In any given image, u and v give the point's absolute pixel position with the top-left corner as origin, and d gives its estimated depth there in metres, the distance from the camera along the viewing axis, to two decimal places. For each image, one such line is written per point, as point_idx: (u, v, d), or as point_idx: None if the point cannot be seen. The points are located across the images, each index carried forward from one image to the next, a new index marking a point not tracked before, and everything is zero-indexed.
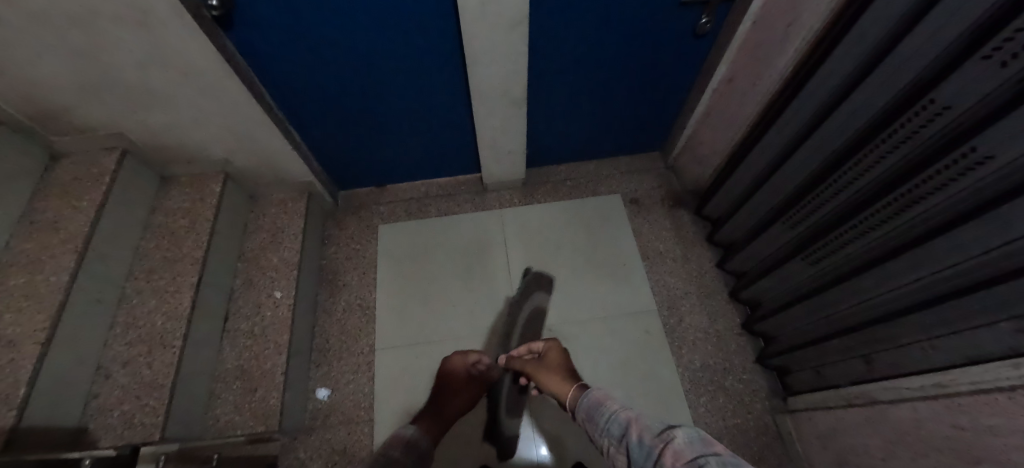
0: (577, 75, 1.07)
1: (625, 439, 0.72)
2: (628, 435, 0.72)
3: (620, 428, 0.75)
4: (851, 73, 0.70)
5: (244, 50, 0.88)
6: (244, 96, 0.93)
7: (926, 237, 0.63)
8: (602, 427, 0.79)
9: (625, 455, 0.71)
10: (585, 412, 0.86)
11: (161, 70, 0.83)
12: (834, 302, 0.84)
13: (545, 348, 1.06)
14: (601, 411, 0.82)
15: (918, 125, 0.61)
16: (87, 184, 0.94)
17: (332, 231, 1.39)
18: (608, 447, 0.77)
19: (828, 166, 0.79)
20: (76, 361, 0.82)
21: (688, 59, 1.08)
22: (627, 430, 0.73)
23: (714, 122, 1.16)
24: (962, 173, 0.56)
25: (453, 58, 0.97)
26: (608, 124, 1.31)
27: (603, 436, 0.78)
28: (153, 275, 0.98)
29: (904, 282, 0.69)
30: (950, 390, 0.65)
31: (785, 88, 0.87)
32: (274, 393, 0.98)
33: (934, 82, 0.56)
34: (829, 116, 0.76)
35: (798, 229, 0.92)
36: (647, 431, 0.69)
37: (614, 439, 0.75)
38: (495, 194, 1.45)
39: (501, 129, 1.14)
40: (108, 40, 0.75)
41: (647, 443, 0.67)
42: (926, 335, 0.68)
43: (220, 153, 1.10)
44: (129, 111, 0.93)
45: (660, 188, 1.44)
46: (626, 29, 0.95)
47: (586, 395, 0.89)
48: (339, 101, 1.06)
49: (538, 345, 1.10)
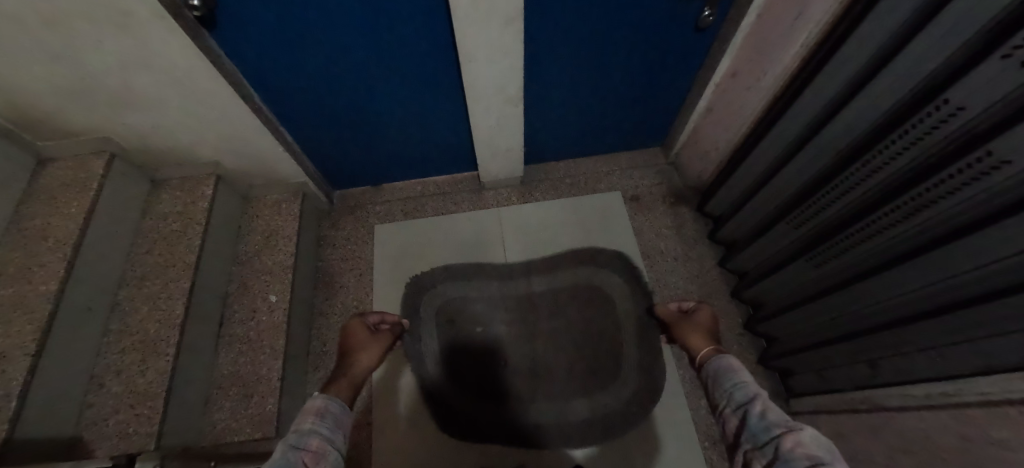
0: (574, 71, 1.04)
1: (744, 407, 0.53)
2: (750, 405, 0.52)
3: (745, 396, 0.54)
4: (862, 69, 0.67)
5: (230, 50, 0.85)
6: (231, 97, 0.90)
7: (938, 243, 0.60)
8: (722, 386, 0.58)
9: (737, 424, 0.52)
10: (711, 373, 0.63)
11: (144, 71, 0.81)
12: (839, 306, 0.82)
13: (701, 307, 0.90)
14: (733, 376, 0.59)
15: (930, 127, 0.58)
16: (75, 189, 0.93)
17: (327, 231, 1.37)
18: (719, 411, 0.57)
19: (836, 166, 0.77)
20: (68, 370, 0.81)
21: (691, 53, 1.04)
22: (753, 402, 0.52)
23: (717, 118, 1.13)
24: (976, 177, 0.53)
25: (446, 55, 0.93)
26: (607, 120, 1.27)
27: (720, 397, 0.58)
28: (145, 281, 0.97)
29: (913, 289, 0.67)
30: (958, 400, 0.63)
31: (792, 84, 0.83)
32: (271, 399, 0.98)
33: (949, 82, 0.53)
34: (837, 114, 0.72)
35: (803, 230, 0.90)
36: (777, 413, 0.48)
37: (732, 406, 0.55)
38: (493, 192, 1.43)
39: (498, 127, 1.11)
40: (87, 41, 0.72)
41: (771, 420, 0.47)
42: (935, 343, 0.66)
43: (210, 155, 1.08)
44: (114, 114, 0.90)
45: (661, 185, 1.41)
46: (627, 23, 0.91)
47: (720, 356, 0.65)
48: (331, 101, 1.03)
49: (692, 302, 0.93)
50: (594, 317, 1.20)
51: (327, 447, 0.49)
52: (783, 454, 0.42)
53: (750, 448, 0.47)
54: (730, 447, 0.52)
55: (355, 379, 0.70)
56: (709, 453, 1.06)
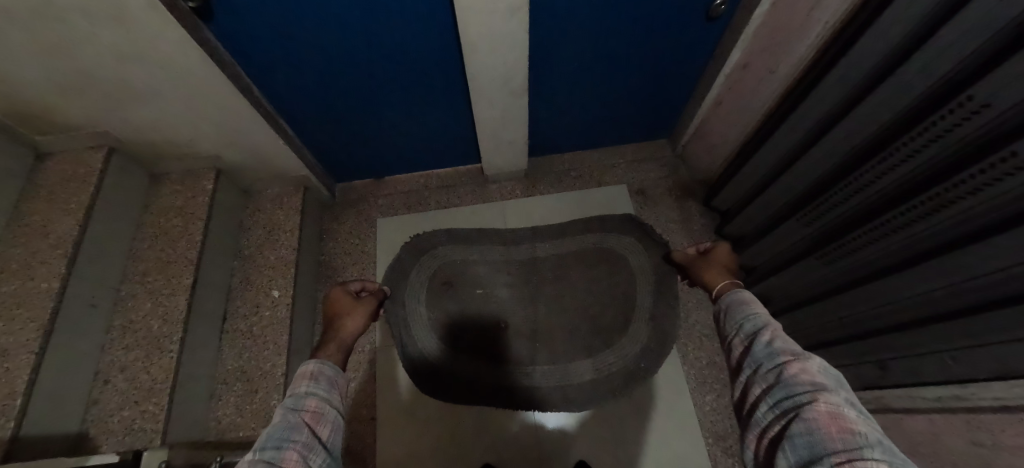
0: (581, 62, 1.01)
1: (754, 338, 0.57)
2: (760, 335, 0.56)
3: (755, 327, 0.58)
4: (883, 62, 0.64)
5: (227, 41, 0.82)
6: (229, 90, 0.88)
7: (956, 245, 0.59)
8: (735, 319, 0.62)
9: (744, 352, 0.57)
10: (725, 305, 0.67)
11: (139, 65, 0.79)
12: (850, 305, 0.80)
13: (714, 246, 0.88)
14: (744, 309, 0.63)
15: (953, 124, 0.55)
16: (75, 185, 0.92)
17: (329, 225, 1.36)
18: (729, 342, 0.62)
19: (851, 162, 0.74)
20: (72, 368, 0.81)
21: (701, 44, 1.00)
22: (763, 332, 0.56)
23: (726, 110, 1.10)
24: (997, 179, 0.51)
25: (449, 46, 0.90)
26: (613, 112, 1.24)
27: (731, 329, 0.62)
28: (147, 277, 0.97)
29: (927, 290, 0.65)
30: (971, 404, 0.62)
31: (808, 76, 0.80)
32: (276, 395, 0.98)
33: (976, 77, 0.50)
34: (854, 109, 0.70)
35: (814, 227, 0.88)
36: (784, 341, 0.53)
37: (741, 336, 0.59)
38: (497, 186, 1.41)
39: (502, 119, 1.09)
40: (81, 34, 0.70)
41: (778, 347, 0.52)
42: (948, 347, 0.65)
43: (210, 148, 1.06)
44: (111, 108, 0.88)
45: (667, 178, 1.39)
46: (636, 13, 0.88)
47: (734, 291, 0.68)
48: (331, 93, 1.01)
49: (708, 243, 0.90)
50: (598, 289, 1.22)
51: (326, 407, 0.52)
52: (787, 379, 0.47)
53: (753, 371, 0.53)
54: (734, 367, 0.58)
55: (345, 343, 0.71)
56: (714, 450, 1.06)
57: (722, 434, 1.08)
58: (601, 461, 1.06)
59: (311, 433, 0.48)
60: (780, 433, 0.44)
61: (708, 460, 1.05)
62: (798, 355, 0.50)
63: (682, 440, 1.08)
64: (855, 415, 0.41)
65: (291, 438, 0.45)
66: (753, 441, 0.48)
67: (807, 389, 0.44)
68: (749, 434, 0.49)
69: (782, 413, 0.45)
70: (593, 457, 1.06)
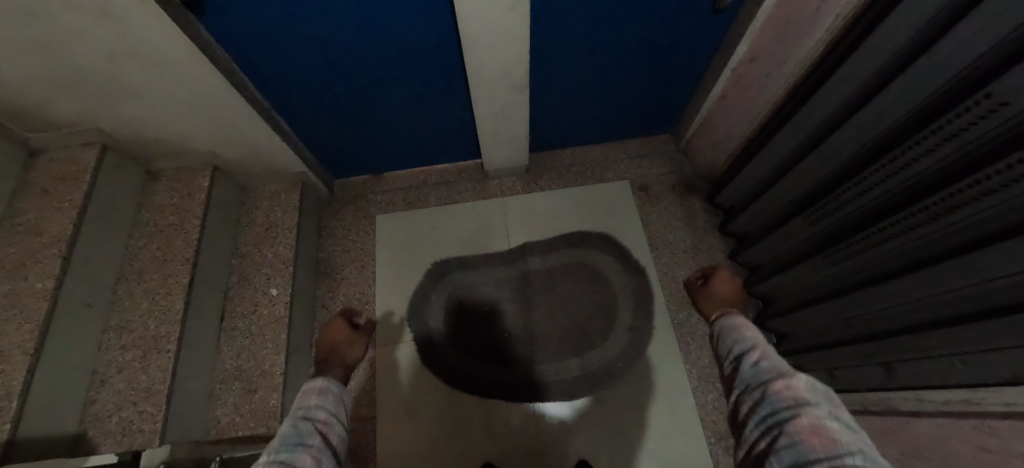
0: (583, 56, 0.99)
1: (745, 359, 0.61)
2: (750, 356, 0.61)
3: (746, 349, 0.62)
4: (896, 58, 0.62)
5: (220, 35, 0.80)
6: (223, 86, 0.86)
7: (966, 248, 0.57)
8: (729, 343, 0.67)
9: (737, 371, 0.61)
10: (720, 329, 0.72)
11: (130, 60, 0.77)
12: (856, 306, 0.79)
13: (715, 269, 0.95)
14: (737, 333, 0.68)
15: (967, 123, 0.53)
16: (68, 183, 0.90)
17: (328, 222, 1.35)
18: (724, 364, 0.66)
19: (860, 160, 0.72)
20: (69, 368, 0.80)
21: (707, 37, 0.98)
22: (752, 354, 0.60)
23: (731, 105, 1.07)
24: (1008, 182, 0.50)
25: (447, 40, 0.88)
26: (615, 107, 1.22)
27: (727, 352, 0.67)
28: (144, 276, 0.96)
29: (936, 292, 0.64)
30: (981, 409, 0.61)
31: (816, 71, 0.78)
32: (275, 394, 0.98)
33: (991, 76, 0.48)
34: (864, 106, 0.68)
35: (821, 226, 0.86)
36: (770, 360, 0.57)
37: (735, 355, 0.63)
38: (497, 182, 1.39)
39: (502, 115, 1.07)
40: (69, 30, 0.68)
41: (764, 367, 0.56)
42: (956, 351, 0.64)
43: (205, 145, 1.05)
44: (103, 104, 0.87)
45: (670, 174, 1.37)
46: (639, 6, 0.85)
47: (728, 317, 0.74)
48: (328, 89, 0.99)
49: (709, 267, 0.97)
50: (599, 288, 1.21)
51: (333, 418, 0.59)
52: (771, 396, 0.50)
53: (744, 389, 0.56)
54: (728, 388, 0.63)
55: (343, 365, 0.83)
56: (715, 449, 1.06)
57: (724, 434, 1.07)
58: (601, 460, 1.06)
59: (323, 439, 0.54)
60: (766, 446, 0.46)
61: (710, 460, 1.05)
62: (785, 374, 0.53)
63: (684, 440, 1.07)
64: (837, 426, 0.43)
65: (304, 443, 0.51)
66: (744, 453, 0.51)
67: (789, 404, 0.47)
68: (742, 449, 0.52)
69: (769, 426, 0.48)
70: (594, 456, 1.06)
